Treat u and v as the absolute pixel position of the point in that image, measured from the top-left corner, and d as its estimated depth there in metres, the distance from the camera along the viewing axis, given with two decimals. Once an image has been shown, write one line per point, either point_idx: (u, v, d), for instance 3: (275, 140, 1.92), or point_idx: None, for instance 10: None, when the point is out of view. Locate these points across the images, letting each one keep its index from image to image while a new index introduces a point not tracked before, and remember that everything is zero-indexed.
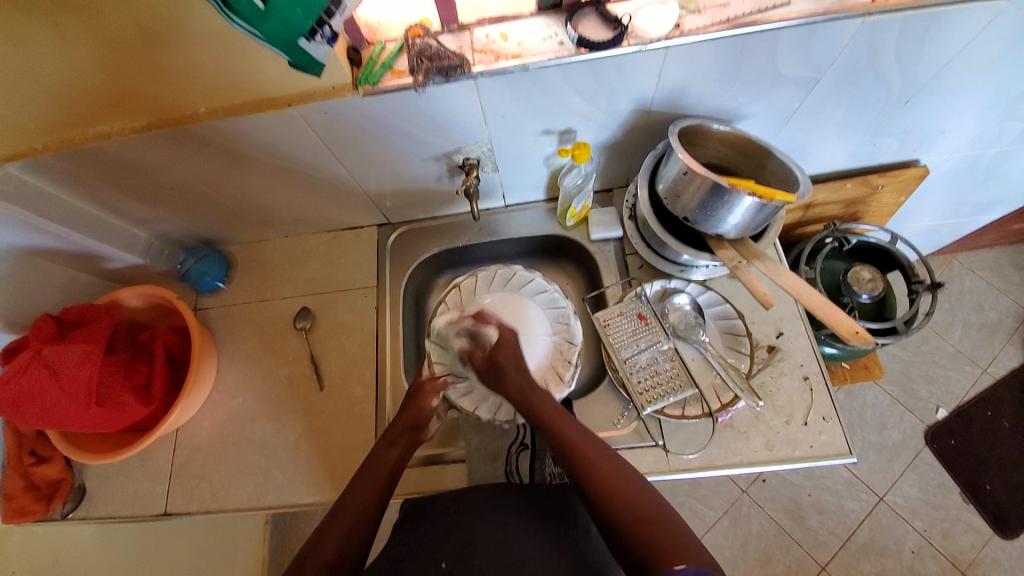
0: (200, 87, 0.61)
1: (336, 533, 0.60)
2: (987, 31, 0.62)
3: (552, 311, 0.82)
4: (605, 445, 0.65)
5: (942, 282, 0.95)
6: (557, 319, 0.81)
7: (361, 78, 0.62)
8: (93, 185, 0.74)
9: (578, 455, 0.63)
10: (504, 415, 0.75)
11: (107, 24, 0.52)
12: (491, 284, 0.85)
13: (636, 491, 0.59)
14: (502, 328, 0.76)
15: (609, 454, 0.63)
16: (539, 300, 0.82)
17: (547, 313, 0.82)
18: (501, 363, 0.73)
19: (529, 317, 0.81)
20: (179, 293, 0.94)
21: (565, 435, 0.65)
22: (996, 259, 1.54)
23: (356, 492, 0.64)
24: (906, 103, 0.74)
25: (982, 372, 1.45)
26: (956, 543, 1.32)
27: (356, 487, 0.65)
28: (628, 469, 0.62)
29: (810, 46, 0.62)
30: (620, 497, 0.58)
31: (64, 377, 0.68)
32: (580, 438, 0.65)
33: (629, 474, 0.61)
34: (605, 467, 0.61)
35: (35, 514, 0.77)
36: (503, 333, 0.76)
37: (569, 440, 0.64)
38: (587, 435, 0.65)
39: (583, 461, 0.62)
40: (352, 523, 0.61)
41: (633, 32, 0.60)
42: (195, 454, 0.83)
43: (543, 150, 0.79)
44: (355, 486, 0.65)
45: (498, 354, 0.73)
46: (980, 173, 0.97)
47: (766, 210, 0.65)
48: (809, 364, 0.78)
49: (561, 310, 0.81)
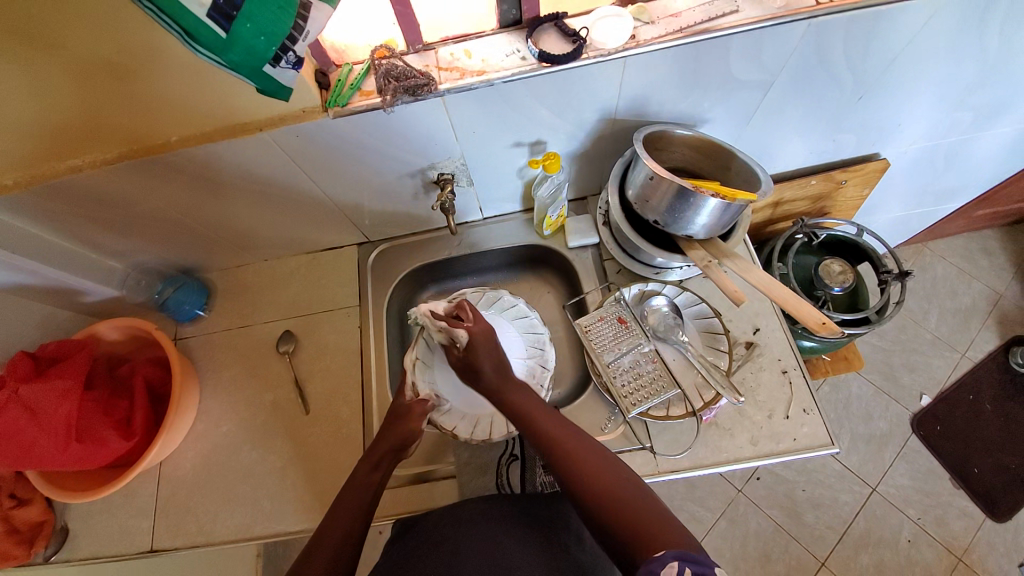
0: (171, 117, 0.62)
1: (325, 548, 0.60)
2: (926, 28, 0.66)
3: (530, 335, 0.82)
4: (592, 437, 0.64)
5: (910, 270, 0.98)
6: (533, 344, 0.81)
7: (330, 100, 0.63)
8: (66, 219, 0.74)
9: (560, 450, 0.62)
10: (483, 434, 0.75)
11: (74, 58, 0.53)
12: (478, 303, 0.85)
13: (620, 480, 0.58)
14: (475, 332, 0.70)
15: (593, 444, 0.63)
16: (518, 324, 0.82)
17: (524, 336, 0.82)
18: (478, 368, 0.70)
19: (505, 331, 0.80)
20: (158, 324, 0.93)
21: (548, 430, 0.64)
22: (965, 246, 1.59)
23: (339, 515, 0.64)
24: (860, 99, 0.77)
25: (962, 357, 1.49)
26: (951, 529, 1.33)
27: (339, 502, 0.66)
28: (614, 461, 0.61)
29: (761, 50, 0.65)
30: (605, 488, 0.57)
31: (41, 415, 0.67)
32: (562, 431, 0.64)
33: (613, 464, 0.60)
34: (587, 460, 0.60)
35: (17, 559, 0.74)
36: (477, 337, 0.70)
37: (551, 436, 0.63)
38: (573, 428, 0.65)
39: (564, 458, 0.61)
40: (338, 544, 0.61)
41: (592, 45, 0.63)
42: (179, 488, 0.82)
43: (515, 162, 0.80)
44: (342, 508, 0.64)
45: (473, 355, 0.70)
46: (939, 163, 1.01)
47: (731, 209, 0.68)
48: (786, 358, 0.79)
49: (538, 335, 0.82)
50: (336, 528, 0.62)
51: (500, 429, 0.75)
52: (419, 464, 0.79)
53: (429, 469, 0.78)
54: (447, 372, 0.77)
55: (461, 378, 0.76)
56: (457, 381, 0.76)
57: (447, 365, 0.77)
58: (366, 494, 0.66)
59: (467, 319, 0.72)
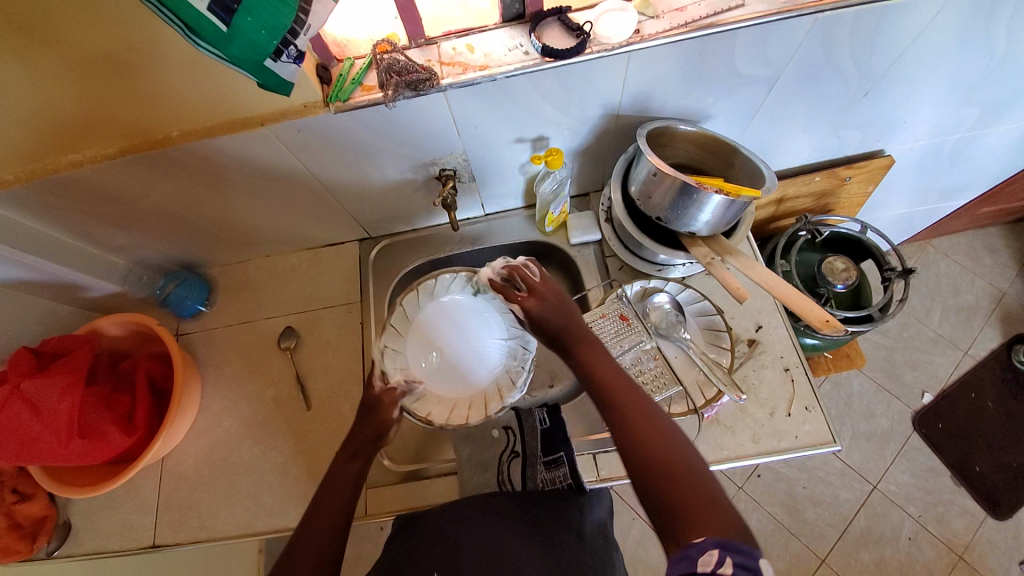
0: (171, 111, 0.62)
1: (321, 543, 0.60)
2: (934, 24, 0.65)
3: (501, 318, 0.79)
4: (661, 411, 0.60)
5: (914, 268, 0.97)
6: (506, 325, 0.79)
7: (332, 95, 0.63)
8: (67, 214, 0.73)
9: (628, 420, 0.59)
10: (458, 419, 0.73)
11: (75, 52, 0.52)
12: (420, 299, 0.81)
13: (684, 462, 0.54)
14: (532, 303, 0.69)
15: (662, 421, 0.59)
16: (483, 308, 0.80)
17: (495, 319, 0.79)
18: (544, 329, 0.68)
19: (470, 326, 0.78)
20: (160, 319, 0.93)
21: (618, 399, 0.61)
22: (969, 243, 1.58)
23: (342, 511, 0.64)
24: (865, 96, 0.77)
25: (964, 355, 1.48)
26: (951, 526, 1.33)
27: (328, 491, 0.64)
28: (681, 441, 0.57)
29: (766, 46, 0.64)
30: (669, 467, 0.54)
31: (44, 411, 0.67)
32: (632, 402, 0.61)
33: (680, 445, 0.56)
34: (653, 436, 0.57)
35: (20, 553, 0.74)
36: (533, 310, 0.68)
37: (621, 405, 0.60)
38: (642, 398, 0.61)
39: (629, 427, 0.58)
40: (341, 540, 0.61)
41: (595, 39, 0.62)
42: (181, 483, 0.82)
43: (517, 158, 0.80)
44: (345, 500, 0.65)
45: (538, 322, 0.68)
46: (944, 160, 1.01)
47: (735, 206, 0.67)
48: (789, 355, 0.79)
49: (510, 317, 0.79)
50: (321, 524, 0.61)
51: (479, 411, 0.73)
52: (408, 462, 0.80)
53: (421, 467, 0.79)
54: (417, 353, 0.77)
55: (429, 361, 0.76)
56: (425, 362, 0.76)
57: (417, 348, 0.77)
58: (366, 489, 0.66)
59: (522, 294, 0.70)
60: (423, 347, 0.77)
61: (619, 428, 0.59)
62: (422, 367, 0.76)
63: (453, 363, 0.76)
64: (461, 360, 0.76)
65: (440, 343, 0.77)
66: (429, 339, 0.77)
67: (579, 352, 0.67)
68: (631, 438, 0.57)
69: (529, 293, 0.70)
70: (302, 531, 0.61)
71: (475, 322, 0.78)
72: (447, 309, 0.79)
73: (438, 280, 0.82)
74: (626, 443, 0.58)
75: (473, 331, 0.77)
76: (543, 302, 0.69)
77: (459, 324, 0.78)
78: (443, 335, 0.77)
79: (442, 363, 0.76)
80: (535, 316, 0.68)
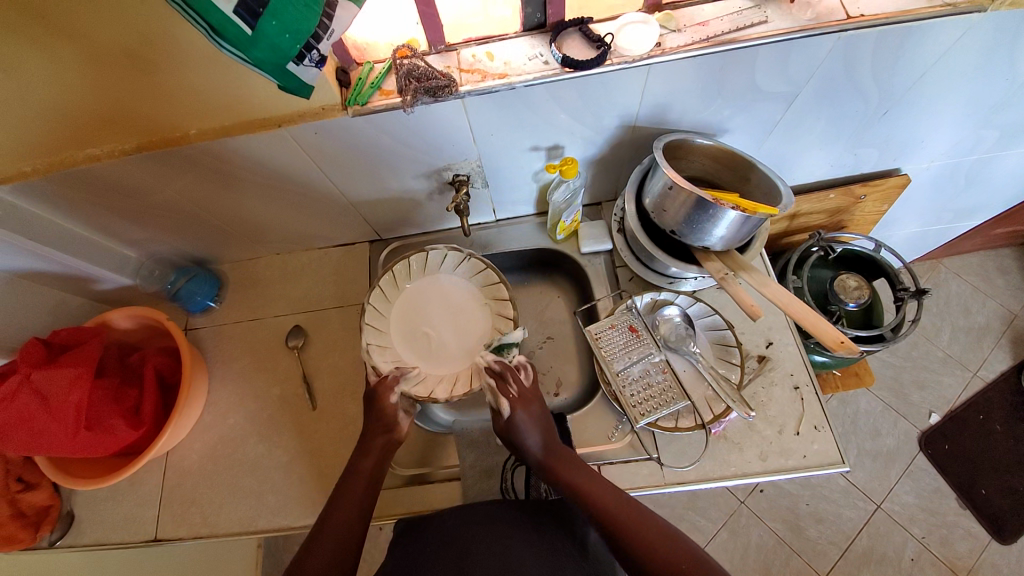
0: (190, 109, 0.62)
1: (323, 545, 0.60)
2: (958, 45, 0.65)
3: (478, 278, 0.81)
4: (651, 512, 0.62)
5: (927, 289, 0.96)
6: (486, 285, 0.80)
7: (350, 99, 0.63)
8: (83, 207, 0.74)
9: (625, 528, 0.59)
10: (463, 388, 0.73)
11: (98, 47, 0.53)
12: (399, 283, 0.80)
13: (696, 562, 0.56)
14: (519, 405, 0.71)
15: (659, 526, 0.60)
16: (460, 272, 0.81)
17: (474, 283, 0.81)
18: (519, 438, 0.69)
19: (452, 300, 0.79)
20: (169, 313, 0.93)
21: (606, 506, 0.62)
22: (981, 264, 1.56)
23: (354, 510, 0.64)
24: (884, 115, 0.76)
25: (973, 376, 1.47)
26: (955, 549, 1.31)
27: (350, 486, 0.66)
28: (685, 544, 0.58)
29: (788, 62, 0.64)
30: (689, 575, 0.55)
31: (53, 403, 0.67)
32: (621, 508, 0.61)
33: (684, 544, 0.58)
34: (657, 542, 0.58)
35: (23, 542, 0.75)
36: (518, 414, 0.70)
37: (611, 515, 0.61)
38: (634, 505, 0.62)
39: (630, 536, 0.59)
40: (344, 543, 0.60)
41: (616, 51, 0.62)
42: (184, 478, 0.82)
43: (531, 166, 0.80)
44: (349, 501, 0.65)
45: (516, 426, 0.69)
46: (961, 180, 1.00)
47: (750, 223, 0.67)
48: (799, 373, 0.79)
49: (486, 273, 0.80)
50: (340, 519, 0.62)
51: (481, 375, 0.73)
52: (414, 466, 0.80)
53: (425, 471, 0.79)
54: (404, 340, 0.76)
55: (418, 341, 0.76)
56: (414, 346, 0.76)
57: (403, 331, 0.77)
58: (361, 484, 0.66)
59: (514, 390, 0.71)
60: (408, 328, 0.77)
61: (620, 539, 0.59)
62: (412, 348, 0.76)
63: (442, 336, 0.77)
64: (448, 334, 0.77)
65: (426, 322, 0.78)
66: (415, 320, 0.78)
67: (552, 465, 0.67)
68: (639, 550, 0.58)
69: (521, 394, 0.72)
70: (323, 522, 0.62)
71: (459, 294, 0.80)
72: (430, 287, 0.80)
73: (410, 264, 0.81)
74: (633, 554, 0.58)
75: (456, 306, 0.79)
76: (529, 407, 0.71)
77: (446, 298, 0.80)
78: (428, 313, 0.78)
79: (431, 339, 0.76)
80: (516, 420, 0.70)
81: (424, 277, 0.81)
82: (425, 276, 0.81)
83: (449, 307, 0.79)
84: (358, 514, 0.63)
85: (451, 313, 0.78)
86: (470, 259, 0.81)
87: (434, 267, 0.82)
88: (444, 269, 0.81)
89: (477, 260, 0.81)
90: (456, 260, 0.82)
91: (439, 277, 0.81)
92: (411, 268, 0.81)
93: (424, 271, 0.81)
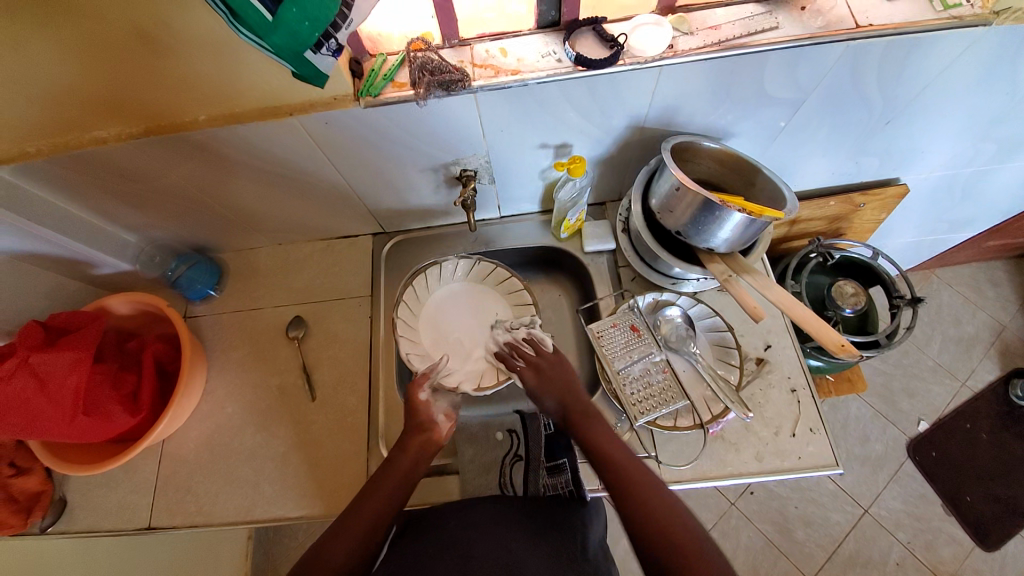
0: (200, 95, 0.62)
1: (344, 538, 0.60)
2: (961, 58, 0.66)
3: (501, 285, 0.85)
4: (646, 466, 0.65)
5: (922, 298, 0.98)
6: (509, 290, 0.85)
7: (362, 89, 0.63)
8: (86, 189, 0.73)
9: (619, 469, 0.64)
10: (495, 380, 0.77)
11: (109, 30, 0.52)
12: (420, 296, 0.84)
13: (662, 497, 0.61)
14: (530, 371, 0.74)
15: (696, 534, 0.58)
16: (487, 279, 0.86)
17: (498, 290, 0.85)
18: (545, 399, 0.72)
19: (478, 301, 0.84)
20: (168, 300, 0.93)
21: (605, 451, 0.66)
22: (972, 275, 1.59)
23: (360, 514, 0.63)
24: (887, 125, 0.77)
25: (962, 386, 1.49)
26: (939, 554, 1.33)
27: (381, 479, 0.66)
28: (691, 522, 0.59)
29: (796, 69, 0.65)
30: (662, 518, 0.59)
31: (50, 386, 0.67)
32: (652, 506, 0.60)
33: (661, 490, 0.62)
34: (627, 466, 0.64)
35: (13, 527, 0.73)
36: (530, 377, 0.73)
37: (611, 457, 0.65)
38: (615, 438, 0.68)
39: (658, 531, 0.58)
40: (356, 539, 0.61)
41: (629, 51, 0.63)
42: (180, 466, 0.81)
43: (539, 164, 0.80)
44: (364, 500, 0.64)
45: (535, 392, 0.73)
46: (958, 192, 1.01)
47: (755, 225, 0.67)
48: (797, 377, 0.79)
49: (510, 282, 0.85)
50: (365, 515, 0.62)
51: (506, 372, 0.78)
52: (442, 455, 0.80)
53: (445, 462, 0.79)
54: (434, 337, 0.81)
55: (448, 341, 0.81)
56: (443, 342, 0.81)
57: (433, 336, 0.81)
58: (390, 479, 0.66)
59: (521, 362, 0.74)
60: (439, 330, 0.82)
61: (643, 532, 0.59)
62: (443, 348, 0.80)
63: (470, 330, 0.82)
64: (474, 330, 0.82)
65: (450, 325, 0.82)
66: (442, 322, 0.82)
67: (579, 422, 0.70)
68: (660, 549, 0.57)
69: (530, 364, 0.74)
70: (345, 518, 0.63)
71: (478, 297, 0.85)
72: (451, 297, 0.85)
73: (427, 278, 0.85)
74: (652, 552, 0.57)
75: (480, 308, 0.84)
76: (543, 373, 0.73)
77: (474, 300, 0.85)
78: (452, 316, 0.83)
79: (462, 335, 0.81)
80: (534, 389, 0.73)
81: (439, 288, 0.85)
82: (440, 286, 0.85)
83: (473, 308, 0.84)
84: (387, 506, 0.64)
85: (476, 314, 0.83)
86: (477, 263, 0.86)
87: (447, 276, 0.86)
88: (454, 276, 0.86)
89: (500, 269, 0.85)
90: (465, 266, 0.86)
91: (454, 286, 0.86)
92: (427, 281, 0.85)
93: (438, 281, 0.86)
